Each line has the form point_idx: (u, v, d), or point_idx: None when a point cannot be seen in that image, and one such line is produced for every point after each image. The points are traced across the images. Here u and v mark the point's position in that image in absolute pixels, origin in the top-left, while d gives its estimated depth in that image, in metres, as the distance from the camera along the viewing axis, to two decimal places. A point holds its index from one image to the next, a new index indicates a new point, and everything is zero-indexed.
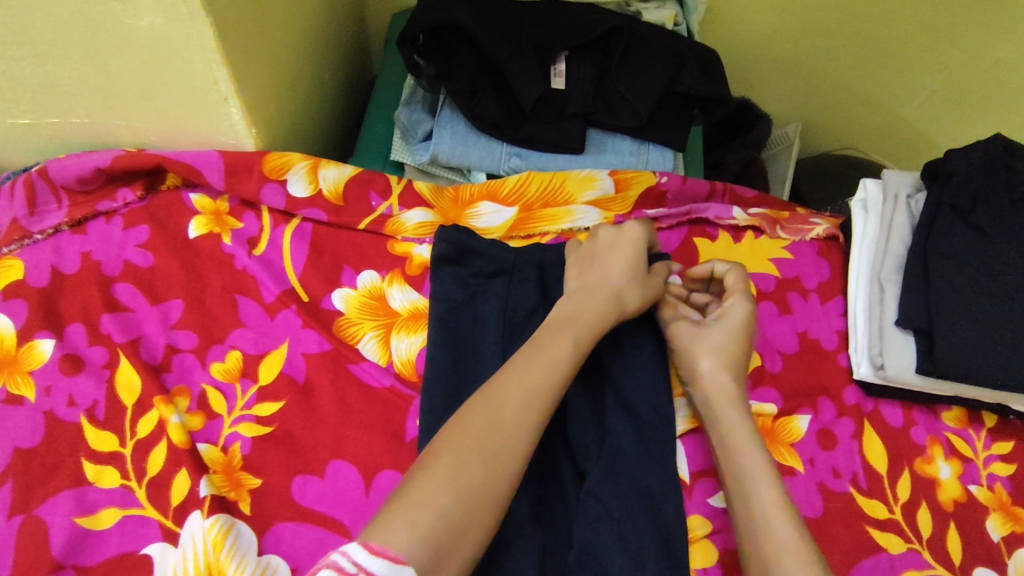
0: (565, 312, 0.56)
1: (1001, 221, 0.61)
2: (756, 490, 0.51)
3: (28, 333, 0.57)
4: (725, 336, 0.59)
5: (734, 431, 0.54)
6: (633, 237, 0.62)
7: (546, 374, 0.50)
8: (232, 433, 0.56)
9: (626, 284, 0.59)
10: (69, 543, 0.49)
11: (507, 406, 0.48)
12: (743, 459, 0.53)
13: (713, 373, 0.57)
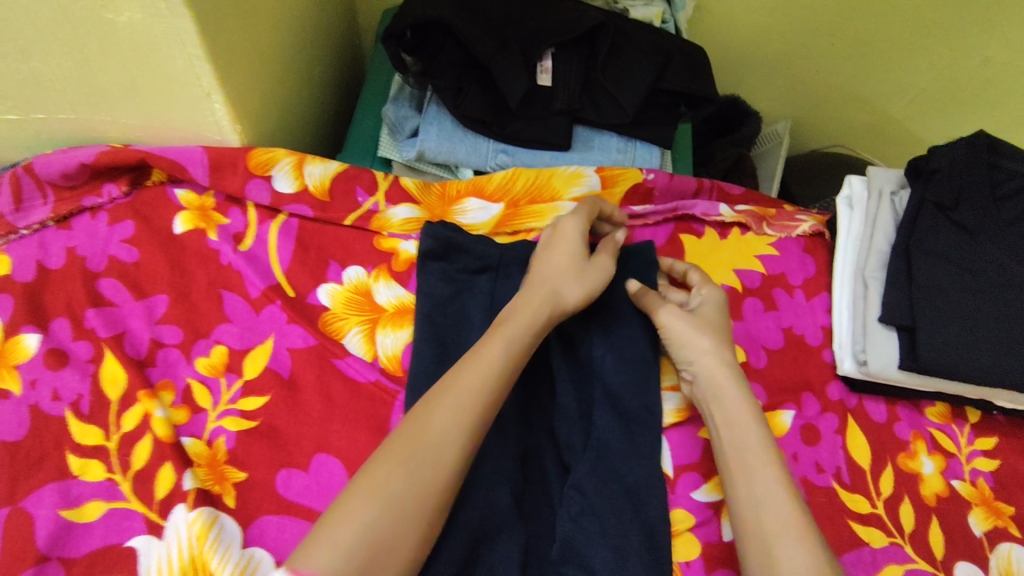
0: (516, 316, 0.54)
1: (984, 218, 0.61)
2: (756, 467, 0.50)
3: (14, 327, 0.57)
4: (715, 320, 0.60)
5: (732, 410, 0.54)
6: (568, 232, 0.60)
7: (479, 387, 0.48)
8: (216, 427, 0.56)
9: (563, 278, 0.57)
10: (53, 536, 0.50)
11: (435, 424, 0.45)
12: (740, 437, 0.52)
13: (715, 351, 0.57)
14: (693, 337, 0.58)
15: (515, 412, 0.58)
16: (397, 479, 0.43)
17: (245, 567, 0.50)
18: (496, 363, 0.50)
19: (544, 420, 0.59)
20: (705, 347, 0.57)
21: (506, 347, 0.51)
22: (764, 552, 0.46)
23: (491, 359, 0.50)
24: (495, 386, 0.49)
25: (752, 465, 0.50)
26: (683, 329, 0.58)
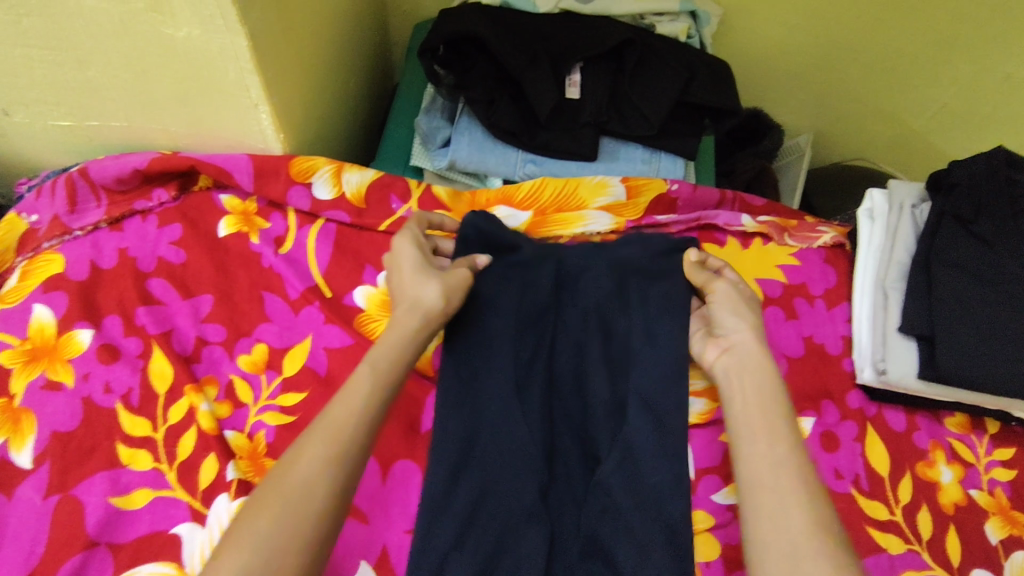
0: (386, 338, 0.55)
1: (1005, 233, 0.62)
2: (775, 430, 0.51)
3: (69, 323, 0.61)
4: (753, 301, 0.61)
5: (766, 376, 0.54)
6: (405, 246, 0.60)
7: (343, 425, 0.49)
8: (257, 421, 0.59)
9: (422, 283, 0.57)
10: (102, 521, 0.53)
11: (297, 471, 0.46)
12: (769, 402, 0.53)
13: (760, 327, 0.58)
14: (743, 312, 0.59)
15: (541, 410, 0.60)
16: (270, 523, 0.43)
17: None
18: (358, 400, 0.50)
19: (572, 420, 0.62)
20: (750, 319, 0.58)
21: (369, 375, 0.52)
22: (768, 511, 0.47)
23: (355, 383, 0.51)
24: (357, 421, 0.49)
25: (774, 430, 0.51)
26: (734, 301, 0.59)
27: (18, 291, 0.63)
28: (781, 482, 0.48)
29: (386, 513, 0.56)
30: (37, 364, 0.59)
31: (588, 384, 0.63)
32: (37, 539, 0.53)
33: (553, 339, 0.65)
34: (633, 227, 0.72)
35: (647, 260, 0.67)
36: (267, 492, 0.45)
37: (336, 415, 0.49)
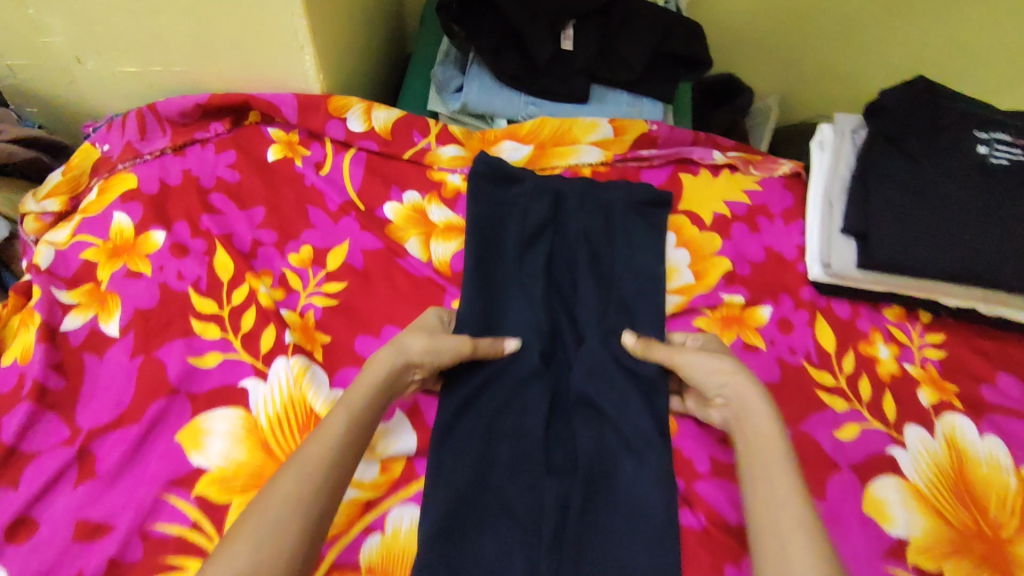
0: (363, 377, 0.58)
1: (928, 145, 0.73)
2: (770, 469, 0.54)
3: (145, 226, 0.72)
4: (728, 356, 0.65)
5: (751, 419, 0.58)
6: (428, 316, 0.66)
7: (321, 459, 0.51)
8: (307, 303, 0.71)
9: (404, 334, 0.62)
10: (182, 374, 0.64)
11: (276, 494, 0.48)
12: (761, 442, 0.56)
13: (739, 375, 0.60)
14: (715, 364, 0.61)
15: (543, 298, 0.72)
16: (250, 550, 0.44)
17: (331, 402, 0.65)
18: (337, 427, 0.54)
19: (568, 308, 0.73)
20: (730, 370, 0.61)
21: (347, 412, 0.55)
22: (775, 550, 0.49)
23: (331, 422, 0.54)
24: (336, 454, 0.52)
25: (770, 472, 0.53)
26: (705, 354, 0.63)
27: (98, 203, 0.75)
28: (782, 519, 0.50)
29: None
30: (118, 258, 0.71)
31: (582, 280, 0.74)
32: (127, 389, 0.64)
33: (553, 251, 0.76)
34: (619, 159, 0.84)
35: (631, 194, 0.79)
36: (248, 517, 0.47)
37: (315, 448, 0.52)
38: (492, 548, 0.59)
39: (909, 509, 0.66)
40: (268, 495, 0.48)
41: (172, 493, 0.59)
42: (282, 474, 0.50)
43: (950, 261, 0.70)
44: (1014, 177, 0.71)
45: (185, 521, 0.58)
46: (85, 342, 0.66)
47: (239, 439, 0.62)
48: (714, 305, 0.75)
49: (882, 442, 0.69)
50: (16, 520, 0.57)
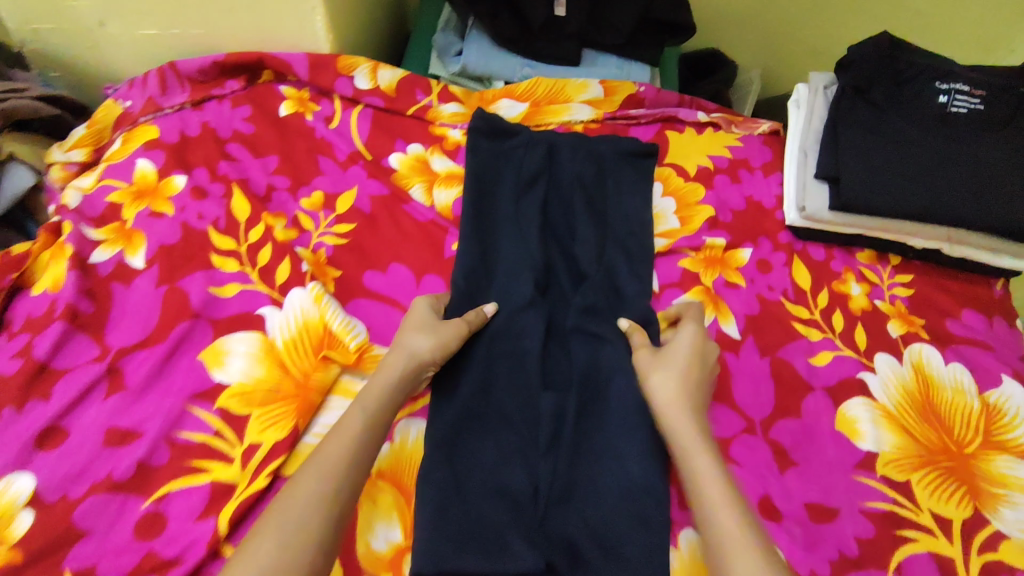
0: (374, 379, 0.60)
1: (891, 97, 0.80)
2: (694, 478, 0.54)
3: (167, 172, 0.77)
4: (684, 357, 0.62)
5: (674, 428, 0.57)
6: (421, 307, 0.67)
7: (344, 457, 0.52)
8: (319, 242, 0.76)
9: (410, 338, 0.63)
10: (205, 301, 0.69)
11: (301, 493, 0.49)
12: (689, 451, 0.55)
13: (660, 387, 0.60)
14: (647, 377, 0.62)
15: (539, 237, 0.77)
16: (275, 549, 0.45)
17: (348, 324, 0.70)
18: (353, 427, 0.54)
19: (562, 248, 0.78)
20: (656, 380, 0.61)
21: (362, 412, 0.56)
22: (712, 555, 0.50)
23: (349, 423, 0.55)
24: (355, 451, 0.53)
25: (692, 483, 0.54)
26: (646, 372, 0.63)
27: (122, 152, 0.80)
28: (715, 525, 0.50)
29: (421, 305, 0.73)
30: (143, 200, 0.76)
31: (576, 222, 0.79)
32: (152, 314, 0.69)
33: (549, 197, 0.81)
34: (609, 117, 0.89)
35: (621, 148, 0.84)
36: (270, 518, 0.47)
37: (336, 448, 0.53)
38: (493, 454, 0.64)
39: (879, 427, 0.71)
40: (290, 494, 0.49)
41: (195, 405, 0.64)
42: (302, 475, 0.50)
43: (914, 200, 0.76)
44: (969, 124, 0.78)
45: (209, 429, 0.63)
46: (112, 273, 0.71)
47: (258, 359, 0.67)
48: (697, 246, 0.81)
49: (854, 368, 0.74)
50: (50, 426, 0.62)
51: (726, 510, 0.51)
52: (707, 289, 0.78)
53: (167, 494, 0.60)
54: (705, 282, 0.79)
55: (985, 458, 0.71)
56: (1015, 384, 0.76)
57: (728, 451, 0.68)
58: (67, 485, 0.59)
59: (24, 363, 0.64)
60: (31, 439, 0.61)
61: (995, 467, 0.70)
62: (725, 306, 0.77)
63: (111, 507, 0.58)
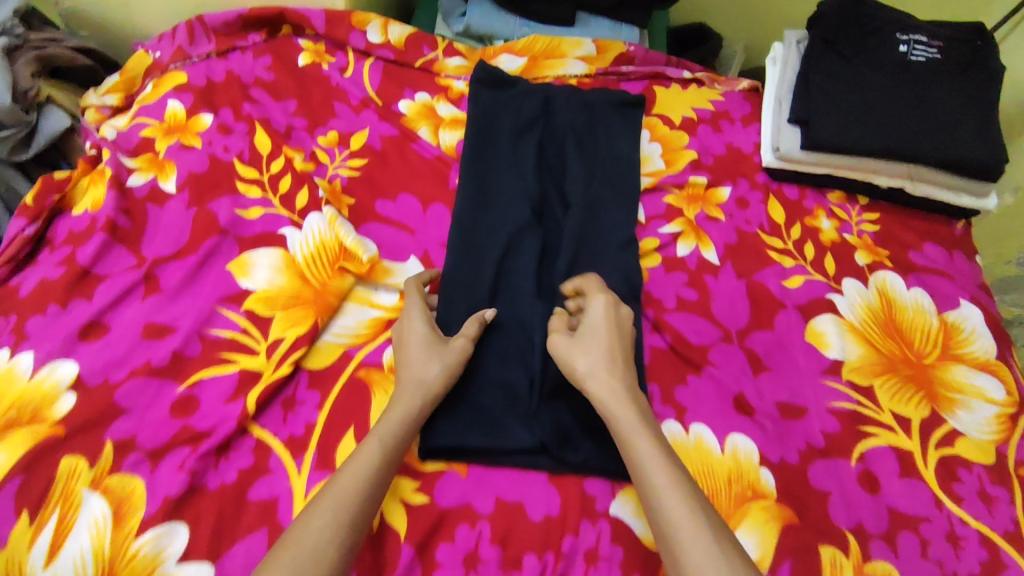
0: (390, 413, 0.60)
1: (856, 48, 0.88)
2: (641, 460, 0.56)
3: (195, 111, 0.84)
4: (598, 330, 0.65)
5: (611, 406, 0.60)
6: (416, 324, 0.67)
7: (354, 490, 0.54)
8: (335, 174, 0.83)
9: (418, 367, 0.64)
10: (231, 220, 0.76)
11: (312, 528, 0.51)
12: (625, 429, 0.59)
13: (591, 372, 0.63)
14: (573, 360, 0.64)
15: (535, 171, 0.83)
16: None
17: (359, 242, 0.77)
18: (368, 459, 0.56)
19: (557, 182, 0.85)
20: (584, 365, 0.63)
21: (380, 446, 0.57)
22: (666, 542, 0.52)
23: (366, 454, 0.56)
24: (370, 483, 0.55)
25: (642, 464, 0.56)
26: (564, 356, 0.65)
27: (153, 95, 0.87)
28: (664, 507, 0.53)
29: (428, 229, 0.80)
30: (173, 135, 0.83)
31: (570, 160, 0.86)
32: (183, 231, 0.75)
33: (544, 137, 0.88)
34: (601, 72, 0.97)
35: (612, 97, 0.91)
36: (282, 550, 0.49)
37: (351, 481, 0.54)
38: (493, 355, 0.71)
39: (846, 339, 0.78)
40: (305, 526, 0.51)
41: (224, 307, 0.71)
42: (320, 509, 0.52)
43: (877, 137, 0.84)
44: (928, 70, 0.86)
45: (236, 327, 0.69)
46: (146, 196, 0.78)
47: (281, 270, 0.74)
48: (681, 184, 0.88)
49: (823, 290, 0.81)
50: (91, 322, 0.68)
51: (667, 487, 0.54)
52: (689, 221, 0.85)
53: (200, 380, 0.66)
54: (688, 215, 0.86)
55: (943, 368, 0.78)
56: (970, 307, 0.83)
57: (707, 355, 0.75)
58: (108, 371, 0.65)
59: (68, 269, 0.71)
60: (75, 332, 0.67)
61: (953, 375, 0.77)
62: (707, 236, 0.84)
63: (148, 389, 0.65)
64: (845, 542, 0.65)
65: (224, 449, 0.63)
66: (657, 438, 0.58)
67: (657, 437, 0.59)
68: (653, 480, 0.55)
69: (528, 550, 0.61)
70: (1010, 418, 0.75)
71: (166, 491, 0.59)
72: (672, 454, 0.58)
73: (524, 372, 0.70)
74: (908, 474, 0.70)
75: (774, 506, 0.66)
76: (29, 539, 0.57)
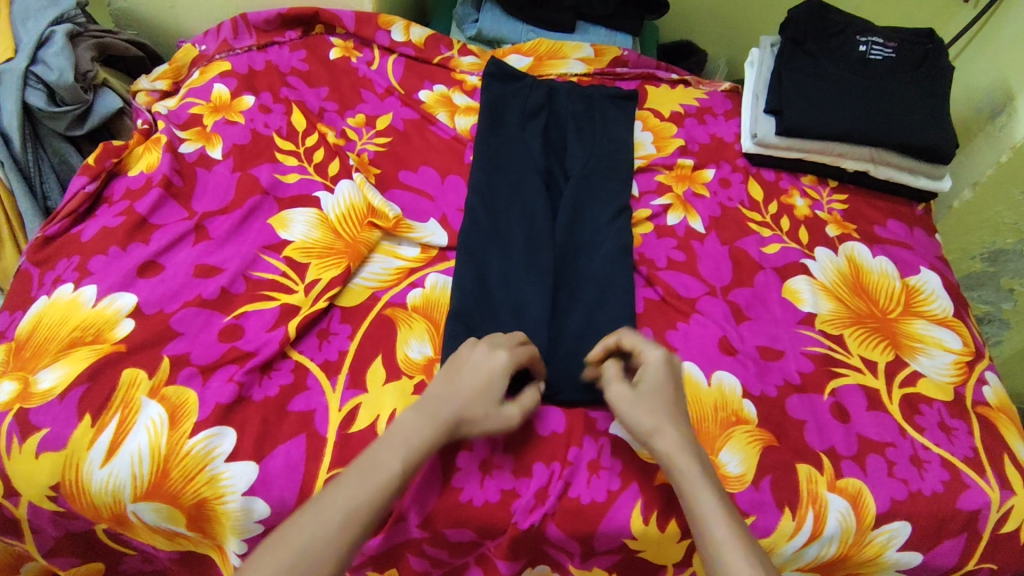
0: (413, 431, 0.60)
1: (822, 48, 1.02)
2: (708, 514, 0.58)
3: (239, 93, 0.95)
4: (662, 389, 0.65)
5: (677, 459, 0.61)
6: (487, 373, 0.64)
7: (362, 502, 0.55)
8: (363, 149, 0.94)
9: (464, 409, 0.62)
10: (272, 182, 0.85)
11: (314, 538, 0.53)
12: (692, 487, 0.59)
13: (666, 427, 0.62)
14: (641, 416, 0.63)
15: (541, 152, 0.94)
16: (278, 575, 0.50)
17: (384, 203, 0.86)
18: (388, 475, 0.57)
19: (559, 161, 0.95)
20: (655, 421, 0.63)
21: (403, 460, 0.58)
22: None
23: (388, 470, 0.57)
24: (383, 498, 0.56)
25: (709, 517, 0.58)
26: (628, 412, 0.64)
27: (201, 79, 0.98)
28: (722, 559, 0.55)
29: (447, 196, 0.90)
30: (219, 112, 0.93)
31: (569, 142, 0.96)
32: (228, 192, 0.85)
33: (547, 124, 0.98)
34: (598, 71, 1.09)
35: (607, 93, 1.02)
36: (272, 549, 0.52)
37: (362, 493, 0.55)
38: (502, 277, 0.81)
39: (819, 296, 0.87)
40: (309, 533, 0.53)
41: (265, 253, 0.79)
42: (300, 520, 0.53)
43: (841, 123, 0.95)
44: (884, 67, 1.00)
45: (276, 271, 0.78)
46: (196, 161, 0.88)
47: (316, 225, 0.82)
48: (670, 165, 0.99)
49: (798, 256, 0.91)
50: (146, 262, 0.76)
51: (734, 553, 0.55)
52: (678, 196, 0.95)
53: (245, 313, 0.74)
54: (676, 191, 0.96)
55: (905, 322, 0.87)
56: (930, 273, 0.93)
57: (695, 305, 0.84)
58: (163, 302, 0.73)
59: (127, 218, 0.80)
60: (133, 269, 0.75)
61: (915, 328, 0.87)
62: (693, 209, 0.94)
63: (199, 317, 0.73)
64: (820, 462, 0.73)
65: (267, 368, 0.71)
66: (721, 498, 0.59)
67: (718, 492, 0.60)
68: (716, 534, 0.57)
69: (537, 459, 0.69)
70: (967, 365, 0.85)
71: (217, 400, 0.66)
72: (733, 512, 0.59)
73: (534, 288, 0.79)
74: (875, 408, 0.78)
75: (756, 430, 0.74)
76: (89, 440, 0.64)
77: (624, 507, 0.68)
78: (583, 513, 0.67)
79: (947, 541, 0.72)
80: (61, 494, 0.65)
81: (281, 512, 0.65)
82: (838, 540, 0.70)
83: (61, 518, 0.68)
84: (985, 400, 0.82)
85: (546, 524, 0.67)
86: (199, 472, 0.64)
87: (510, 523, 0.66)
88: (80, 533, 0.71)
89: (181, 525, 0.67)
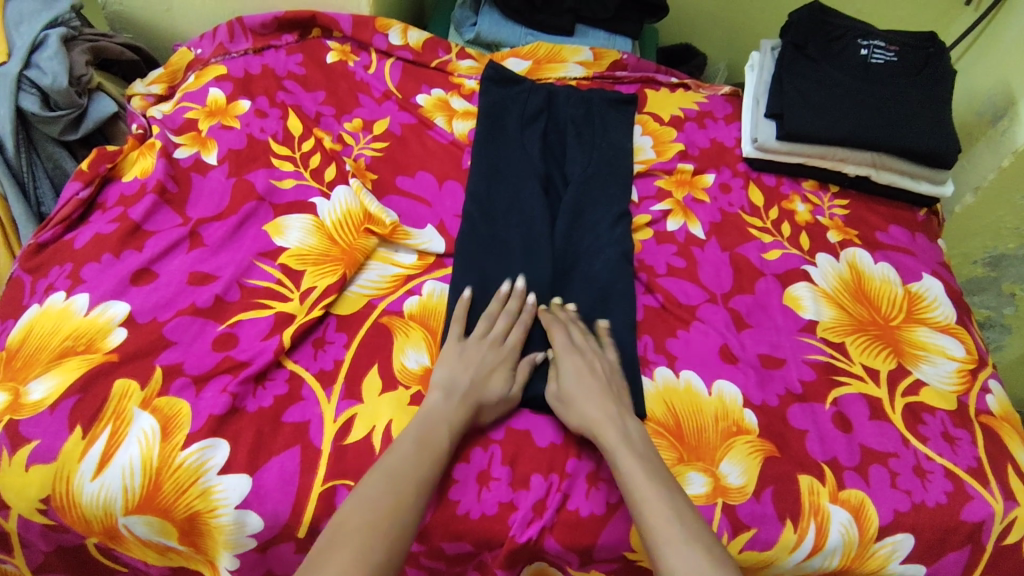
0: (445, 423, 0.64)
1: (823, 51, 1.01)
2: (626, 477, 0.62)
3: (234, 97, 0.94)
4: (578, 372, 0.71)
5: (597, 431, 0.66)
6: (502, 367, 0.71)
7: (408, 496, 0.57)
8: (359, 154, 0.93)
9: (490, 401, 0.68)
10: (267, 188, 0.84)
11: (373, 532, 0.54)
12: (611, 455, 0.64)
13: (580, 407, 0.68)
14: (563, 405, 0.70)
15: (540, 157, 0.93)
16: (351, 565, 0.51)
17: (381, 209, 0.85)
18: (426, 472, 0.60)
19: (558, 166, 0.94)
20: (571, 407, 0.69)
21: (435, 457, 0.61)
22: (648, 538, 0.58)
23: (423, 467, 0.60)
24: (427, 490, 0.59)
25: (628, 478, 0.61)
26: (555, 403, 0.71)
27: (196, 84, 0.97)
28: (642, 514, 0.59)
29: (444, 202, 0.89)
30: (215, 117, 0.92)
31: (569, 147, 0.95)
32: (223, 198, 0.84)
33: (547, 129, 0.97)
34: (597, 75, 1.08)
35: (608, 97, 1.02)
36: (337, 543, 0.52)
37: (406, 488, 0.58)
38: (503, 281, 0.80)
39: (820, 303, 0.86)
40: (367, 526, 0.54)
41: (260, 261, 0.78)
42: (345, 520, 0.54)
43: (843, 128, 0.95)
44: (886, 70, 0.99)
45: (271, 279, 0.77)
46: (191, 166, 0.87)
47: (312, 231, 0.82)
48: (670, 170, 0.98)
49: (799, 262, 0.90)
50: (140, 270, 0.75)
51: (647, 505, 0.59)
52: (678, 202, 0.94)
53: (239, 321, 0.73)
54: (677, 197, 0.95)
55: (907, 329, 0.86)
56: (932, 280, 0.92)
57: (695, 312, 0.83)
58: (156, 311, 0.72)
59: (121, 225, 0.79)
60: (127, 277, 0.74)
61: (917, 335, 0.86)
62: (693, 215, 0.93)
63: (193, 327, 0.71)
64: (822, 473, 0.72)
65: (261, 378, 0.70)
66: (641, 458, 0.63)
67: (640, 454, 0.63)
68: (635, 492, 0.60)
69: (534, 471, 0.68)
70: (970, 373, 0.84)
71: (210, 411, 0.66)
72: (657, 470, 0.62)
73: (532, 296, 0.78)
74: (878, 417, 0.77)
75: (757, 440, 0.73)
76: (81, 452, 0.63)
77: (623, 518, 0.67)
78: (582, 525, 0.66)
79: (951, 553, 0.71)
80: (51, 507, 0.64)
81: (275, 526, 0.64)
82: (840, 553, 0.69)
83: (52, 531, 0.67)
84: (988, 409, 0.81)
85: (544, 538, 0.66)
86: (191, 484, 0.63)
87: (507, 537, 0.65)
88: (70, 547, 0.70)
89: (173, 539, 0.66)
